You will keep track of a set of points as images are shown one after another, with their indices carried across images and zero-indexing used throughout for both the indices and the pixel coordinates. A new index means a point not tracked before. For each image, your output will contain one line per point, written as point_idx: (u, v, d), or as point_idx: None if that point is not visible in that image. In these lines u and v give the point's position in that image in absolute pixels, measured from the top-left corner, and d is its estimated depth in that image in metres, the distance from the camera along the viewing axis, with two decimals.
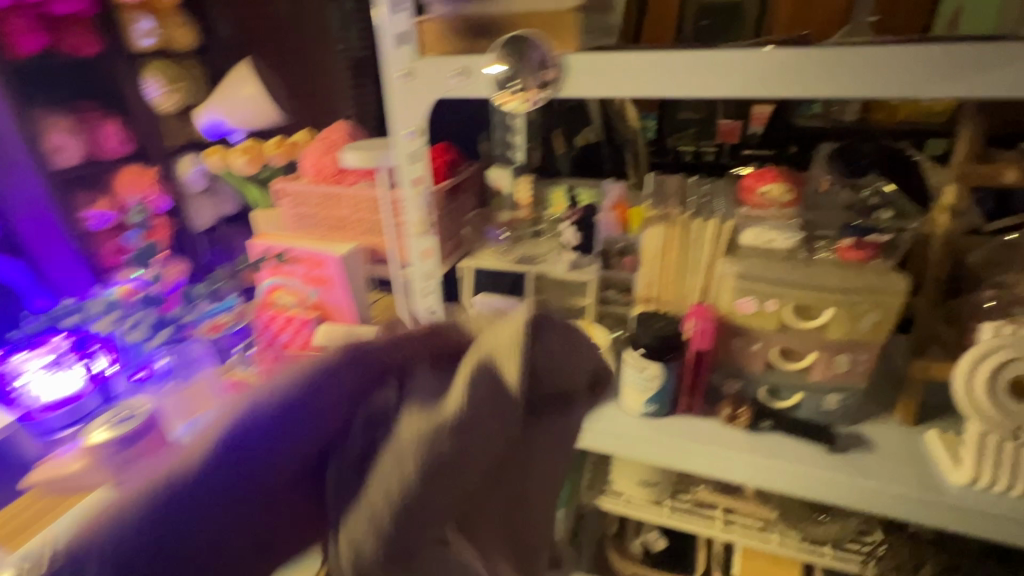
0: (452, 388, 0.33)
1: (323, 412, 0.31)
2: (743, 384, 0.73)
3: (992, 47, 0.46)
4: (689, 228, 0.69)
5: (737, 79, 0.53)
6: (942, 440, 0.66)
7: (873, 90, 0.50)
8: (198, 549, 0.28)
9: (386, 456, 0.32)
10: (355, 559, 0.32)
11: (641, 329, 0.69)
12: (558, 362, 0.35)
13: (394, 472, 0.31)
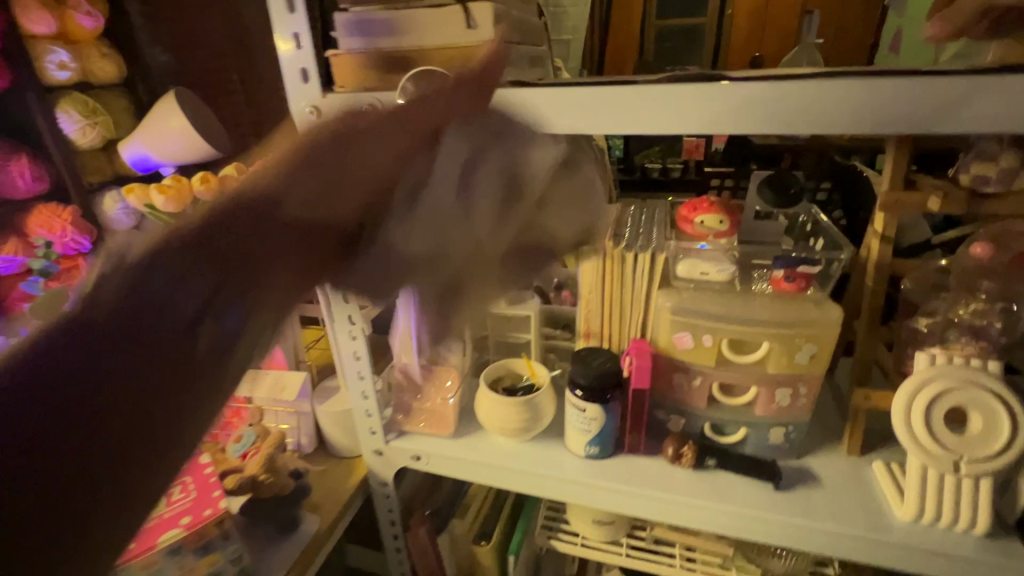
0: (520, 156, 0.42)
1: (379, 163, 0.36)
2: (687, 420, 0.70)
3: (934, 82, 0.44)
4: (624, 262, 0.67)
5: (672, 115, 0.51)
6: (887, 473, 0.64)
7: (800, 126, 0.49)
8: (252, 257, 0.30)
9: (426, 204, 0.37)
10: (387, 241, 0.37)
11: (578, 368, 0.67)
12: (576, 197, 0.47)
13: (433, 202, 0.37)
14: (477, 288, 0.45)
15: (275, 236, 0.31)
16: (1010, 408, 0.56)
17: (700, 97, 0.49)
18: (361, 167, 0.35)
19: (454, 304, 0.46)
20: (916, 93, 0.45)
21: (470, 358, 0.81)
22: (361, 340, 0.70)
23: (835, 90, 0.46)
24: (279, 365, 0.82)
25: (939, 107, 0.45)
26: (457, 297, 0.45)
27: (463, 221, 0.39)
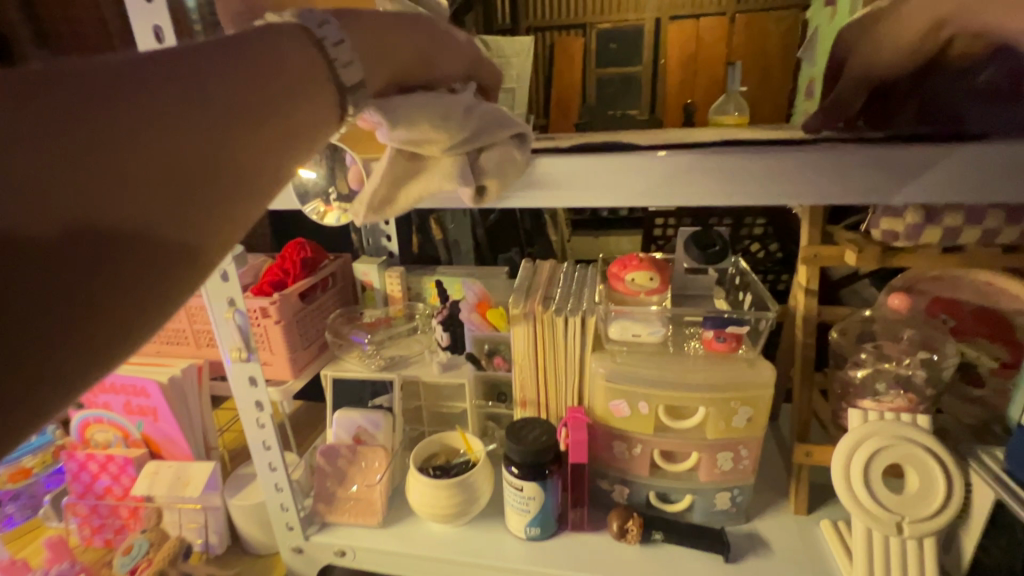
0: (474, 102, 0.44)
1: (389, 48, 0.37)
2: (631, 490, 0.66)
3: (894, 153, 0.42)
4: (554, 326, 0.64)
5: (633, 190, 0.46)
6: (835, 533, 0.62)
7: (736, 196, 0.45)
8: (228, 70, 0.28)
9: (397, 60, 0.38)
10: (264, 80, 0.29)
11: (513, 446, 0.62)
12: (501, 160, 0.45)
13: (405, 61, 0.39)
14: (401, 171, 0.45)
15: (246, 69, 0.29)
16: (942, 463, 0.55)
17: (630, 165, 0.45)
18: (392, 44, 0.38)
19: (398, 193, 0.46)
20: (846, 161, 0.43)
21: (402, 434, 0.75)
22: (270, 429, 0.61)
23: (764, 162, 0.44)
24: (183, 455, 0.73)
25: (870, 175, 0.43)
26: (404, 184, 0.46)
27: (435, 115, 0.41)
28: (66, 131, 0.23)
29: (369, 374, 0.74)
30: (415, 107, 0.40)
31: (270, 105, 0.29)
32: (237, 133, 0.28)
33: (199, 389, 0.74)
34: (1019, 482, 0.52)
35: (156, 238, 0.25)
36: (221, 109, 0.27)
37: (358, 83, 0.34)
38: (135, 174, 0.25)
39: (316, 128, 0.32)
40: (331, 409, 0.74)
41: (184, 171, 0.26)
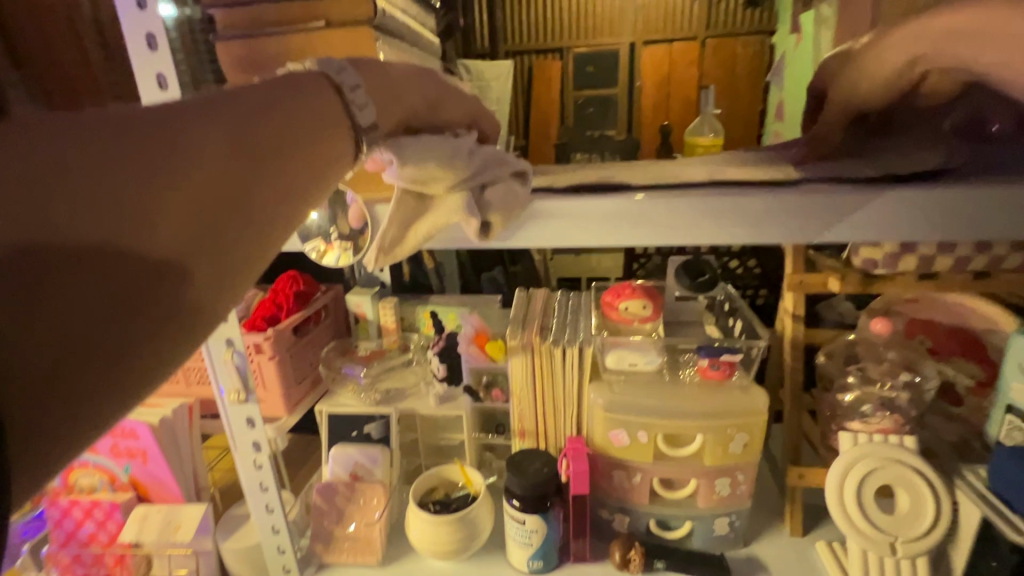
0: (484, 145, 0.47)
1: (398, 94, 0.41)
2: (632, 518, 0.66)
3: (883, 193, 0.43)
4: (552, 358, 0.65)
5: (632, 231, 0.46)
6: (830, 554, 0.63)
7: (725, 233, 0.45)
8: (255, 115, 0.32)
9: (404, 101, 0.42)
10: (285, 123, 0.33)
11: (514, 479, 0.62)
12: (506, 195, 0.45)
13: (412, 105, 0.43)
14: (407, 211, 0.45)
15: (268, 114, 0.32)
16: (929, 482, 0.58)
17: (629, 207, 0.46)
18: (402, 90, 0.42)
19: (407, 231, 0.45)
20: (829, 200, 0.44)
21: (399, 467, 0.75)
22: (268, 469, 0.60)
23: (753, 199, 0.44)
24: (173, 498, 0.71)
25: (856, 213, 0.44)
26: (412, 224, 0.46)
27: (446, 153, 0.44)
28: (132, 175, 0.27)
29: (366, 408, 0.74)
30: (423, 146, 0.43)
31: (295, 145, 0.33)
32: (258, 169, 0.31)
33: (191, 428, 0.73)
34: (1002, 500, 0.54)
35: (201, 264, 0.29)
36: (255, 151, 0.31)
37: (372, 124, 0.37)
38: (189, 210, 0.29)
39: (331, 164, 0.36)
40: (328, 446, 0.73)
41: (224, 208, 0.30)
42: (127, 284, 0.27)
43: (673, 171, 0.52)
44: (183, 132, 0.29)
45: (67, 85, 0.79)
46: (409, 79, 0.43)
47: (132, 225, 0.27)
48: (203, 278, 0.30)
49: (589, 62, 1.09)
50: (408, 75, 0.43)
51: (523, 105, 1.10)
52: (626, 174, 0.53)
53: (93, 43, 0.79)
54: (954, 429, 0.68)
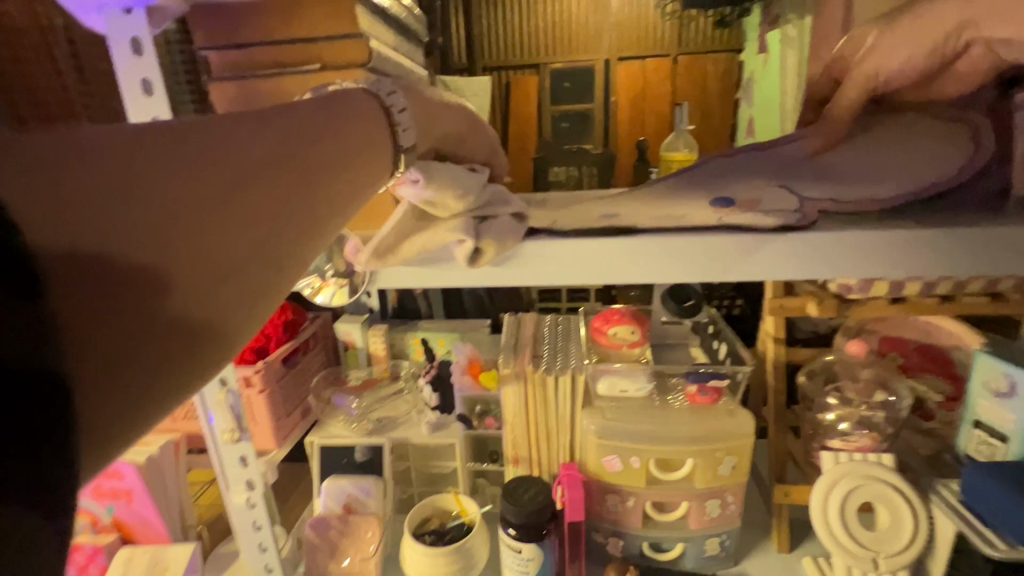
0: (494, 186, 0.50)
1: (430, 120, 0.44)
2: (626, 542, 0.67)
3: (887, 235, 0.43)
4: (545, 385, 0.66)
5: (633, 270, 0.46)
6: (815, 569, 0.65)
7: (696, 273, 0.46)
8: (305, 133, 0.32)
9: (434, 127, 0.44)
10: (335, 141, 0.33)
11: (510, 508, 0.63)
12: (505, 228, 0.46)
13: (438, 132, 0.45)
14: (408, 225, 0.47)
15: (318, 132, 0.33)
16: (906, 497, 0.60)
17: (633, 246, 0.46)
18: (433, 120, 0.44)
19: (402, 242, 0.46)
20: (799, 244, 0.44)
21: (392, 497, 0.74)
22: (262, 507, 0.60)
23: (729, 241, 0.44)
24: (158, 538, 0.69)
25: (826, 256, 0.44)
26: (407, 235, 0.47)
27: (465, 183, 0.47)
28: (194, 180, 0.27)
29: (358, 439, 0.74)
30: (444, 171, 0.45)
31: (342, 156, 0.34)
32: (308, 185, 0.31)
33: (178, 465, 0.71)
34: (975, 513, 0.57)
35: (257, 271, 0.29)
36: (308, 161, 0.32)
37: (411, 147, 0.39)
38: (248, 215, 0.28)
39: (367, 185, 0.36)
40: (320, 479, 0.73)
41: (279, 215, 0.30)
42: (182, 289, 0.26)
43: (664, 204, 0.54)
44: (239, 141, 0.29)
45: (44, 117, 0.77)
46: (438, 108, 0.45)
47: (197, 228, 0.26)
48: (255, 285, 0.29)
49: (565, 78, 1.10)
50: (439, 107, 0.46)
51: (501, 119, 1.10)
52: (618, 206, 0.55)
53: (68, 67, 0.77)
54: (926, 443, 0.71)
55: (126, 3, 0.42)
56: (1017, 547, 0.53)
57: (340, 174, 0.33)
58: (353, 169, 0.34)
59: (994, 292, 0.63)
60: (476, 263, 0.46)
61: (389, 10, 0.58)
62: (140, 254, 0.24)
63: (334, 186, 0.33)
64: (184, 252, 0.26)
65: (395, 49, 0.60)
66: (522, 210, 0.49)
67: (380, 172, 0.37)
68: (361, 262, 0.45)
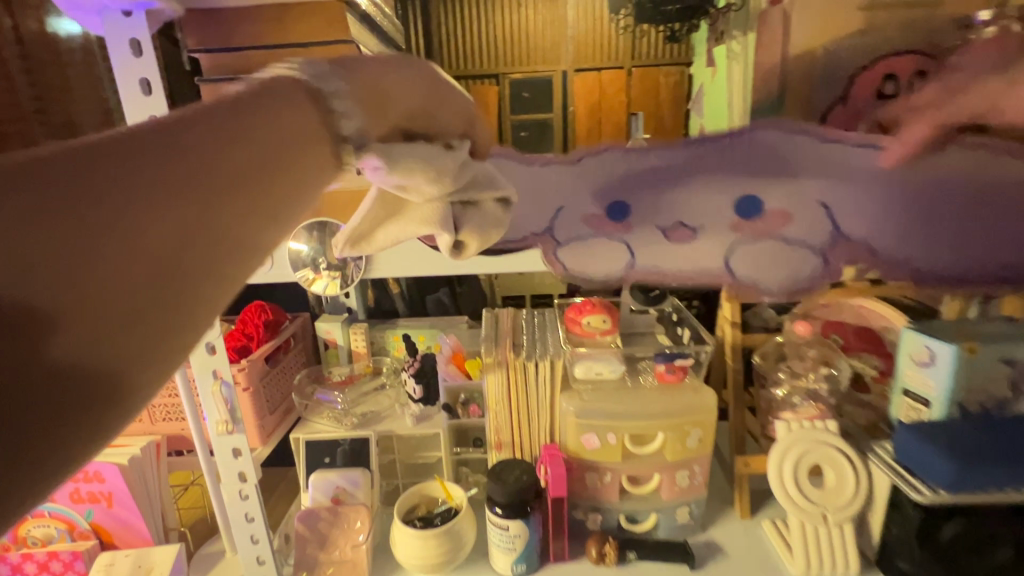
0: (472, 164, 0.49)
1: (384, 96, 0.41)
2: (604, 516, 0.72)
3: None
4: (526, 370, 0.70)
5: (606, 266, 0.68)
6: (774, 530, 0.72)
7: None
8: (229, 137, 0.31)
9: (392, 100, 0.42)
10: (263, 142, 0.33)
11: (495, 486, 0.67)
12: (479, 218, 0.50)
13: (397, 105, 0.43)
14: (386, 213, 0.49)
15: (243, 135, 0.32)
16: (848, 457, 0.68)
17: (608, 252, 0.67)
18: (385, 95, 0.41)
19: (376, 230, 0.50)
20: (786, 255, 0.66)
21: (379, 489, 0.76)
22: (255, 498, 0.61)
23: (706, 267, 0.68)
24: (141, 540, 0.68)
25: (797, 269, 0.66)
26: (383, 224, 0.50)
27: (436, 165, 0.45)
28: (138, 205, 0.27)
29: (343, 433, 0.76)
30: (411, 155, 0.44)
31: (286, 168, 0.34)
32: (237, 193, 0.31)
33: (160, 467, 0.71)
34: (906, 467, 0.65)
35: (198, 288, 0.30)
36: (252, 176, 0.32)
37: (357, 132, 0.38)
38: (172, 235, 0.28)
39: (301, 185, 0.35)
40: (307, 472, 0.74)
41: (225, 232, 0.31)
42: (108, 313, 0.26)
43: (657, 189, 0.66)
44: (182, 157, 0.29)
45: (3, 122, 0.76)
46: (399, 82, 0.42)
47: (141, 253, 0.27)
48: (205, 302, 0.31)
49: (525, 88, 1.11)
50: (400, 84, 0.42)
51: None
52: (610, 186, 0.65)
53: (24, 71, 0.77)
54: (866, 414, 0.80)
55: (126, 6, 0.44)
56: (939, 491, 0.61)
57: (268, 177, 0.33)
58: (285, 168, 0.34)
59: None
60: (456, 253, 0.50)
61: (374, 20, 0.62)
62: (61, 283, 0.24)
63: (263, 187, 0.33)
64: (126, 279, 0.26)
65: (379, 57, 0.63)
66: (501, 191, 0.50)
67: (313, 170, 0.36)
68: (336, 246, 0.49)
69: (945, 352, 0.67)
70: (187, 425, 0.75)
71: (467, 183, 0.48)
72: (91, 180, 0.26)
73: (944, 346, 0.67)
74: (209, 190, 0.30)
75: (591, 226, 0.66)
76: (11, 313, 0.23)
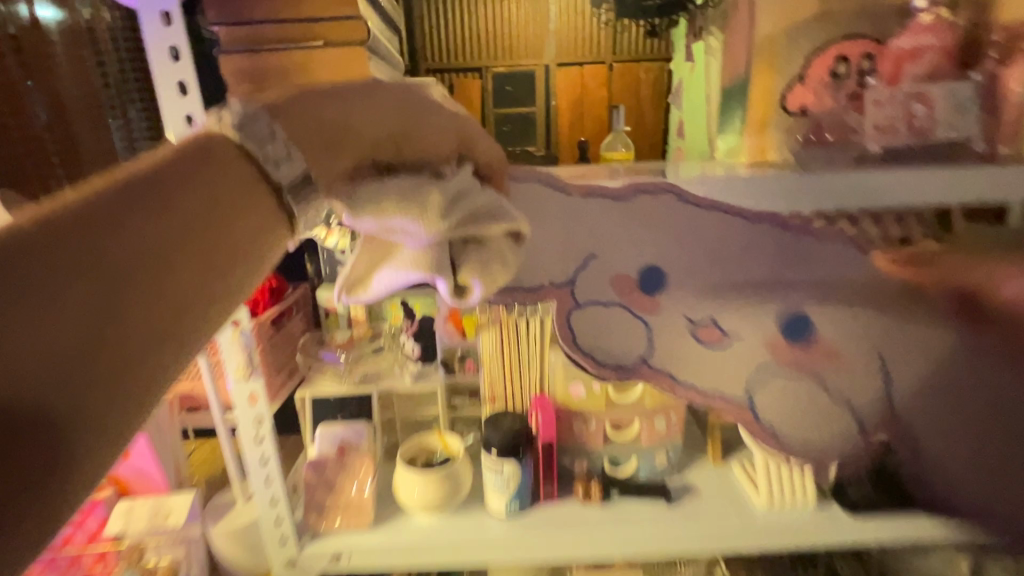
0: (467, 194, 0.46)
1: (357, 124, 0.41)
2: (589, 461, 0.79)
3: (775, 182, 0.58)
4: (518, 327, 0.75)
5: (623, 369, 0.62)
6: (743, 472, 0.80)
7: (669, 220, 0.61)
8: (192, 186, 0.33)
9: (365, 127, 0.41)
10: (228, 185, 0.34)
11: (491, 430, 0.74)
12: (483, 257, 0.47)
13: (374, 130, 0.42)
14: (380, 255, 0.48)
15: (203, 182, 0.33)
16: None
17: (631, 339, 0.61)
18: (361, 123, 0.41)
19: (370, 275, 0.49)
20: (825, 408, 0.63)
21: (381, 442, 0.82)
22: (270, 442, 0.66)
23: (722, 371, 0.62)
24: (157, 489, 0.73)
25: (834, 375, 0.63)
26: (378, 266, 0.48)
27: (415, 205, 0.43)
28: (113, 261, 0.28)
29: (348, 390, 0.80)
30: (391, 193, 0.43)
31: (244, 215, 0.35)
32: (202, 235, 0.32)
33: (172, 421, 0.75)
34: None
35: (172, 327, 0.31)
36: (216, 220, 0.33)
37: (295, 177, 0.37)
38: (143, 278, 0.29)
39: (264, 228, 0.37)
40: (312, 426, 0.80)
41: (197, 279, 0.32)
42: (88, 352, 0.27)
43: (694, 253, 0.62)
44: (153, 206, 0.30)
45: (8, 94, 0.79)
46: (372, 110, 0.42)
47: (97, 330, 0.27)
48: (168, 360, 0.31)
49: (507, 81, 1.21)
50: (366, 110, 0.42)
51: None
52: (647, 238, 0.60)
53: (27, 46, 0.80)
54: None
55: None
56: None
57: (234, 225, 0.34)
58: (249, 213, 0.35)
59: None
60: (463, 298, 0.48)
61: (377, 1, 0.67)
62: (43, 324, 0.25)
63: (226, 232, 0.34)
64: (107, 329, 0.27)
65: (381, 35, 0.68)
66: (505, 224, 0.46)
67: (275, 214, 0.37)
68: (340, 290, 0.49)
69: None
70: (196, 385, 0.79)
71: (457, 219, 0.44)
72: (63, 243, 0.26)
73: None
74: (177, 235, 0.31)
75: (617, 290, 0.60)
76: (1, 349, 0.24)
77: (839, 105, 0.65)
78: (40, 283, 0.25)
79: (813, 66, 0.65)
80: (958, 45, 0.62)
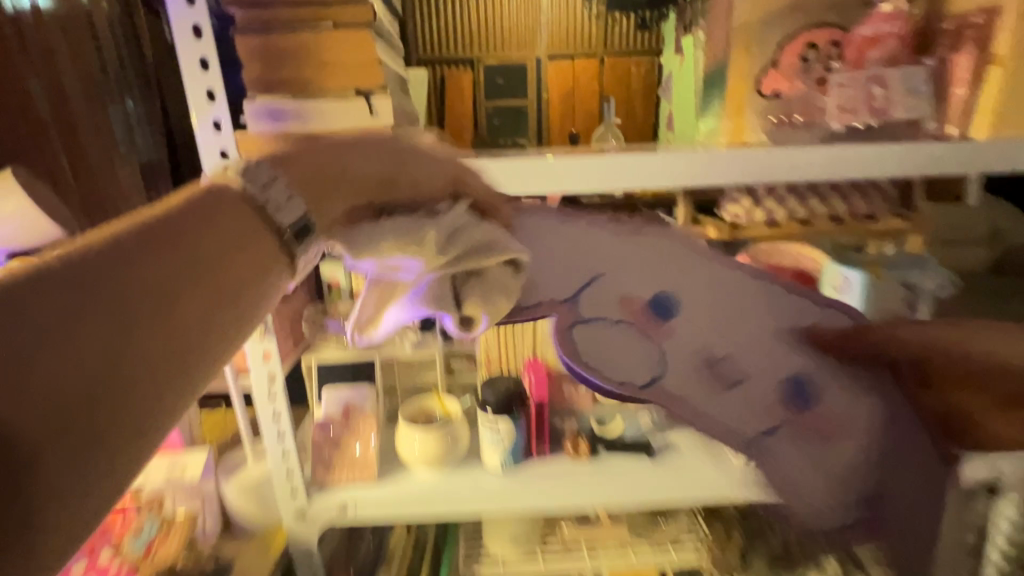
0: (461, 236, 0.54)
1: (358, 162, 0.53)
2: (578, 421, 0.85)
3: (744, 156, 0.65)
4: None
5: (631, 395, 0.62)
6: None
7: (658, 184, 0.67)
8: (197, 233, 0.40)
9: (352, 168, 0.52)
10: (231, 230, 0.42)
11: (487, 390, 0.79)
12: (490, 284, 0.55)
13: (368, 180, 0.53)
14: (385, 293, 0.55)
15: (206, 227, 0.41)
16: None
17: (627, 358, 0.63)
18: (350, 172, 0.52)
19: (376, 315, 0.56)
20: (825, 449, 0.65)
21: (383, 405, 0.87)
22: (282, 398, 0.71)
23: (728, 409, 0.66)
24: (173, 445, 0.78)
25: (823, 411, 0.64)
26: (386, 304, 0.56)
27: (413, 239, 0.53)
28: (134, 297, 0.35)
29: (352, 355, 0.84)
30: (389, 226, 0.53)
31: (243, 251, 0.43)
32: (206, 273, 0.40)
33: None
34: None
35: (191, 351, 0.38)
36: (221, 258, 0.41)
37: (295, 217, 0.45)
38: (165, 317, 0.37)
39: (266, 263, 0.44)
40: (318, 390, 0.84)
41: (209, 315, 0.40)
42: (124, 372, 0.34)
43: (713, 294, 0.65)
44: (167, 251, 0.38)
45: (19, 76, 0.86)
46: (353, 162, 0.52)
47: (112, 352, 0.33)
48: (178, 379, 0.37)
49: (499, 74, 1.26)
50: (357, 160, 0.53)
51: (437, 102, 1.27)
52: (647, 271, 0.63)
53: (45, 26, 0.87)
54: None
55: None
56: None
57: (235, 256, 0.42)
58: (251, 258, 0.43)
59: (835, 217, 0.87)
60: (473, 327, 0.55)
61: None
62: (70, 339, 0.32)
63: (225, 272, 0.41)
64: (120, 347, 0.34)
65: (383, 18, 0.73)
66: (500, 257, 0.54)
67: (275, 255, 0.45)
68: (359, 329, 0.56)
69: (856, 277, 0.81)
70: None
71: (458, 251, 0.53)
72: (94, 281, 0.34)
73: (856, 273, 0.82)
74: (187, 273, 0.39)
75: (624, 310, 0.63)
76: (39, 374, 0.30)
77: (807, 87, 0.71)
78: (72, 305, 0.32)
79: (784, 53, 0.72)
80: (912, 33, 0.69)
